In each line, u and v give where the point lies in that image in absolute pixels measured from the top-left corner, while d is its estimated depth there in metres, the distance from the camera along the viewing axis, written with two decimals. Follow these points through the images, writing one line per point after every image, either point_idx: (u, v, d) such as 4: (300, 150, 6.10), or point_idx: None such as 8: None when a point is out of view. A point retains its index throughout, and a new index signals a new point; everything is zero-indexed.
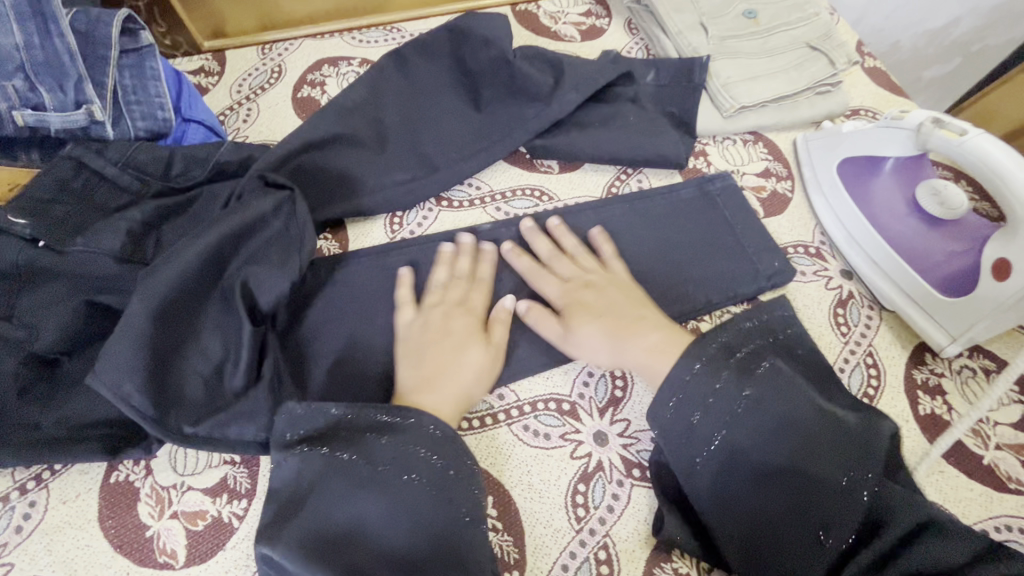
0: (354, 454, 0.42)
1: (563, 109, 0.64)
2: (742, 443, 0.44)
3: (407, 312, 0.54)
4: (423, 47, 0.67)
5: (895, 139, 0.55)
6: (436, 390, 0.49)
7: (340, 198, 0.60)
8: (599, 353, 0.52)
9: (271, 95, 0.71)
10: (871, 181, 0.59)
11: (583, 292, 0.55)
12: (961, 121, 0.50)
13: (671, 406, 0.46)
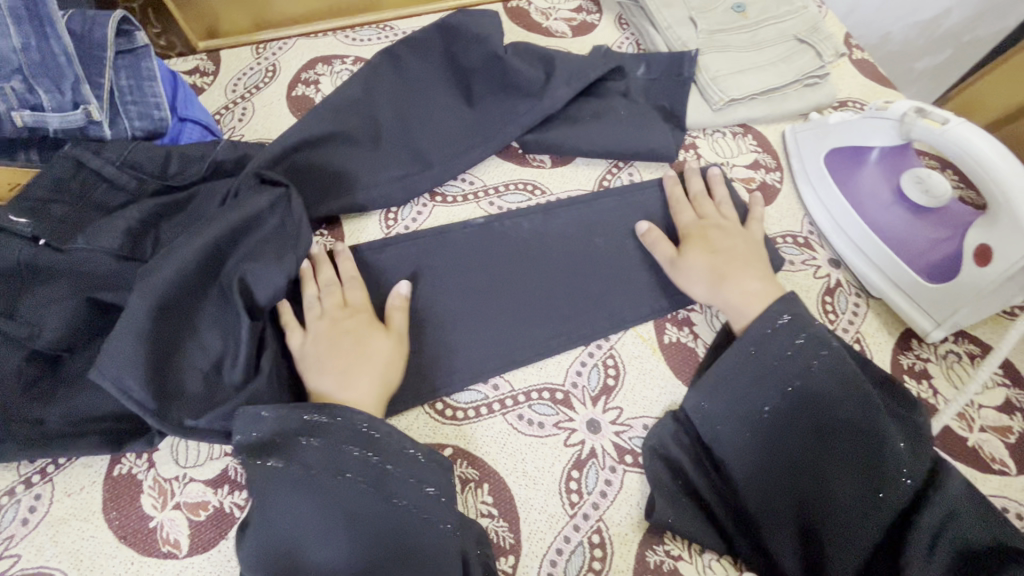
0: (287, 460, 0.43)
1: (555, 104, 0.65)
2: (803, 409, 0.47)
3: (300, 317, 0.52)
4: (416, 44, 0.67)
5: (880, 128, 0.56)
6: (355, 381, 0.49)
7: (335, 194, 0.61)
8: (696, 286, 0.55)
9: (266, 94, 0.72)
10: (857, 171, 0.60)
11: (698, 235, 0.57)
12: (942, 110, 0.51)
13: (743, 367, 0.49)
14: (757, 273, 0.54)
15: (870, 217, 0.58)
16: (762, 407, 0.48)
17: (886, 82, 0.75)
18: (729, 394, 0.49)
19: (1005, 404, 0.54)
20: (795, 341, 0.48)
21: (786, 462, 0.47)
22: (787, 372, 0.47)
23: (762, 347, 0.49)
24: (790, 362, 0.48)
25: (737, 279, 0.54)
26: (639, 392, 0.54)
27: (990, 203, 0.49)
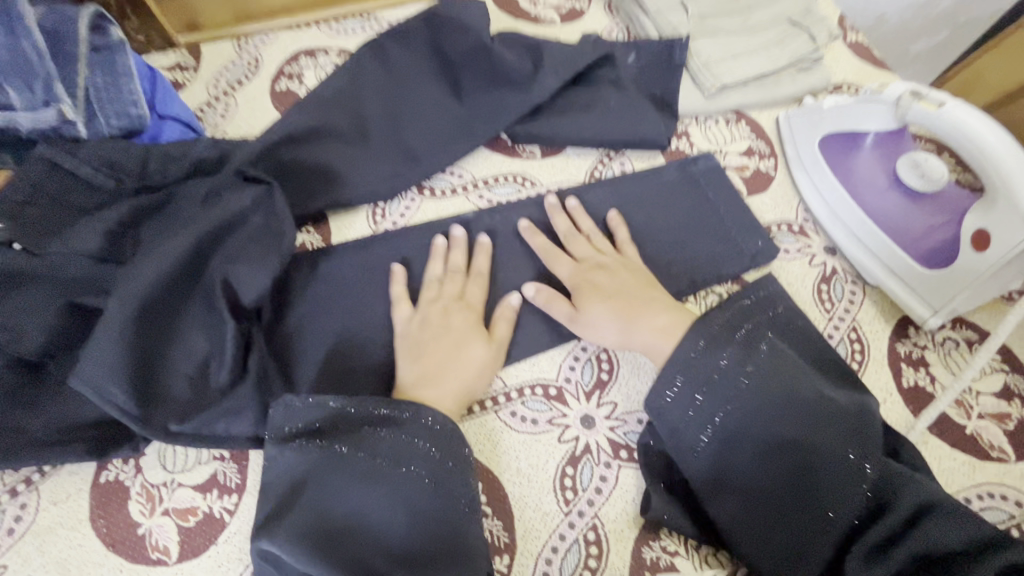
0: (358, 450, 0.43)
1: (543, 94, 0.63)
2: (742, 422, 0.45)
3: (404, 308, 0.54)
4: (401, 35, 0.66)
5: (875, 113, 0.55)
6: (439, 384, 0.49)
7: (321, 191, 0.59)
8: (607, 332, 0.52)
9: (249, 89, 0.70)
10: (851, 157, 0.59)
11: (587, 280, 0.54)
12: (938, 92, 0.50)
13: (673, 386, 0.47)
14: (662, 305, 0.52)
15: (863, 204, 0.57)
16: (705, 424, 0.46)
17: (881, 65, 0.74)
18: (668, 413, 0.47)
19: (1004, 391, 0.53)
20: (721, 359, 0.47)
21: (739, 477, 0.45)
22: (722, 388, 0.46)
23: (694, 362, 0.47)
24: (720, 382, 0.46)
25: (647, 310, 0.52)
26: (632, 386, 0.53)
27: (987, 187, 0.48)
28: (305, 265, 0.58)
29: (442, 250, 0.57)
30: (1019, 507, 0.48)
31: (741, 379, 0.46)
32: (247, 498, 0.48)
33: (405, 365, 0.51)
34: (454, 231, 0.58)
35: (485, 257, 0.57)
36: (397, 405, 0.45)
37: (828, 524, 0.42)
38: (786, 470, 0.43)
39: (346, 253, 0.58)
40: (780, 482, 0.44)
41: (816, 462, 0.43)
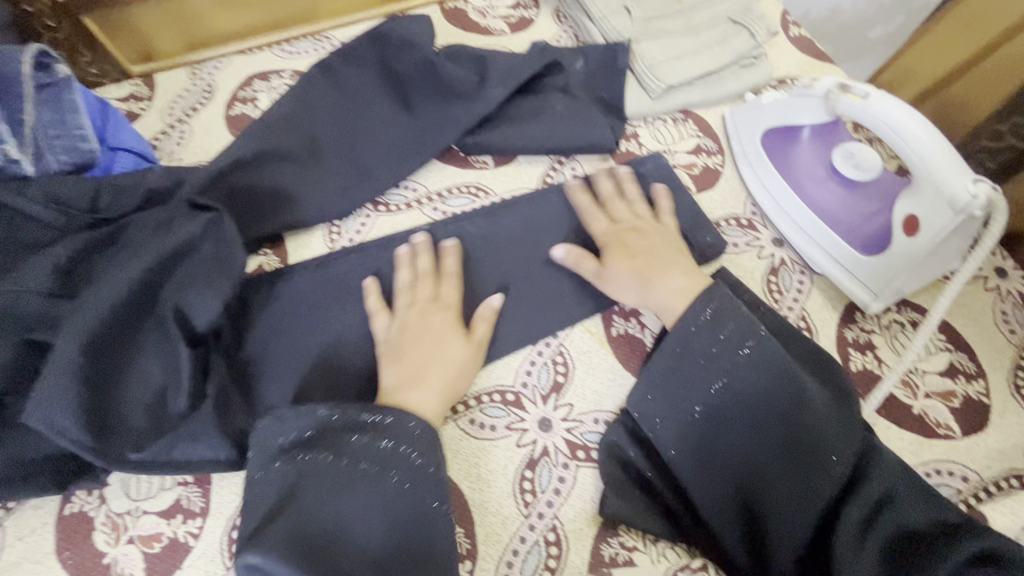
0: (342, 455, 0.43)
1: (490, 104, 0.64)
2: (730, 402, 0.47)
3: (382, 320, 0.55)
4: (348, 54, 0.67)
5: (808, 106, 0.56)
6: (423, 384, 0.50)
7: (275, 212, 0.60)
8: (627, 292, 0.55)
9: (204, 116, 0.71)
10: (792, 149, 0.60)
11: (618, 242, 0.57)
12: (863, 85, 0.51)
13: (668, 364, 0.49)
14: (679, 266, 0.55)
15: (805, 196, 0.58)
16: (694, 406, 0.48)
17: (822, 57, 0.75)
18: (657, 394, 0.49)
19: (949, 369, 0.54)
20: (718, 336, 0.48)
21: (722, 459, 0.47)
22: (707, 371, 0.48)
23: (687, 343, 0.49)
24: (710, 363, 0.48)
25: (661, 268, 0.55)
26: (588, 387, 0.54)
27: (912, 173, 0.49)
28: (263, 287, 0.58)
29: (406, 257, 0.58)
30: (965, 481, 0.49)
31: (734, 355, 0.48)
32: (211, 522, 0.49)
33: (387, 371, 0.51)
34: (416, 239, 0.59)
35: (455, 257, 0.58)
36: (377, 409, 0.46)
37: (810, 501, 0.45)
38: (768, 447, 0.46)
39: (304, 272, 0.59)
40: (767, 460, 0.46)
41: (797, 439, 0.46)
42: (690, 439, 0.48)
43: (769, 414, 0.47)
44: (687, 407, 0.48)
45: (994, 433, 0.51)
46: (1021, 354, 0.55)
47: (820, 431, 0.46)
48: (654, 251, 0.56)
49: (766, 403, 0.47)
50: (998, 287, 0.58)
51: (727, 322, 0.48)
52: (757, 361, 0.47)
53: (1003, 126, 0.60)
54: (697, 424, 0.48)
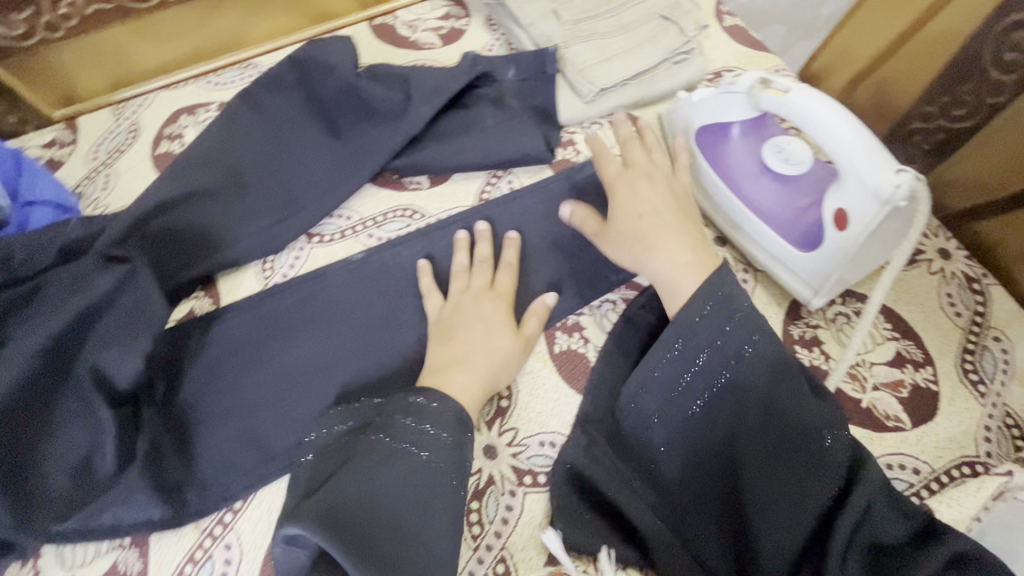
0: (387, 435, 0.44)
1: (417, 123, 0.62)
2: (726, 399, 0.46)
3: (434, 301, 0.57)
4: (270, 83, 0.65)
5: (733, 103, 0.55)
6: (465, 368, 0.50)
7: (203, 254, 0.59)
8: (624, 255, 0.54)
9: (129, 156, 0.69)
10: (724, 147, 0.58)
11: (623, 208, 0.55)
12: (783, 79, 0.50)
13: (659, 359, 0.47)
14: (685, 237, 0.52)
15: (741, 192, 0.57)
16: (692, 400, 0.46)
17: (757, 45, 0.74)
18: (651, 392, 0.47)
19: (896, 358, 0.54)
20: (723, 327, 0.46)
21: (710, 460, 0.46)
22: (706, 365, 0.46)
23: (684, 338, 0.46)
24: (704, 362, 0.46)
25: (668, 238, 0.52)
26: (533, 409, 0.53)
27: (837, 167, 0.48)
28: (196, 332, 0.57)
29: (465, 243, 0.60)
30: (916, 474, 0.49)
31: (737, 349, 0.46)
32: None
33: (436, 351, 0.53)
34: (477, 226, 0.61)
35: (514, 248, 0.59)
36: (422, 392, 0.47)
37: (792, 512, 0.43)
38: (755, 450, 0.45)
39: (238, 313, 0.58)
40: (754, 465, 0.44)
41: (785, 444, 0.44)
42: (686, 439, 0.47)
43: (764, 418, 0.45)
44: (685, 403, 0.47)
45: (944, 421, 0.51)
46: (968, 336, 0.54)
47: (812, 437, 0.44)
48: (663, 215, 0.53)
49: (759, 403, 0.45)
50: (942, 270, 0.58)
51: (733, 313, 0.46)
52: (762, 361, 0.45)
53: (932, 108, 0.58)
54: (692, 423, 0.47)
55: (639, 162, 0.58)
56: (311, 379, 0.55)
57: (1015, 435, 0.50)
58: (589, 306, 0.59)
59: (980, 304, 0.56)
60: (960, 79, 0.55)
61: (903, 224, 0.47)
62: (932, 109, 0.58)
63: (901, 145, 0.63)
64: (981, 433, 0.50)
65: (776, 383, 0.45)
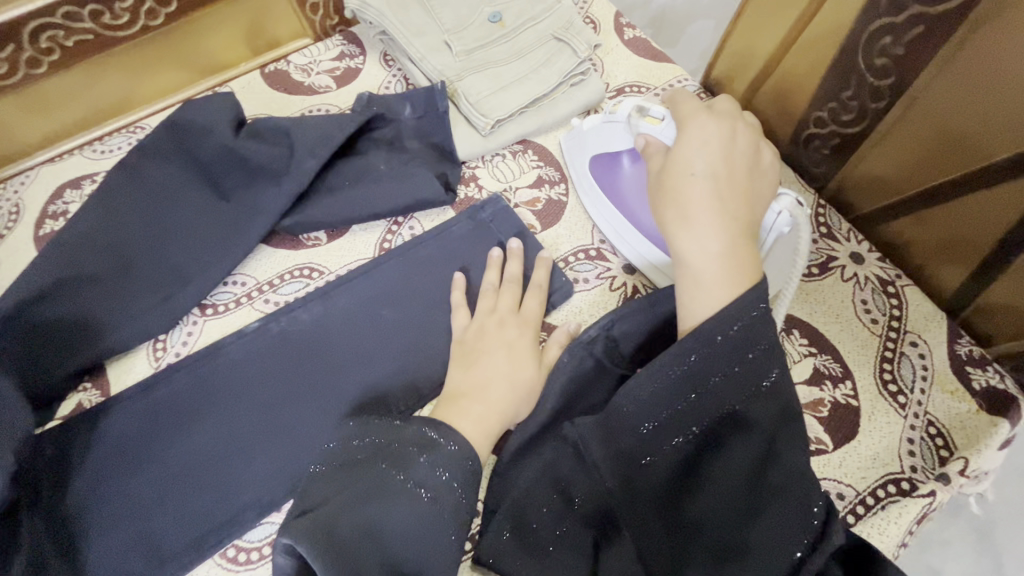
0: (403, 472, 0.42)
1: (302, 178, 0.59)
2: (730, 432, 0.43)
3: (462, 315, 0.57)
4: (149, 150, 0.61)
5: (617, 131, 0.56)
6: (484, 398, 0.50)
7: (84, 343, 0.55)
8: (662, 212, 0.49)
9: (12, 241, 0.65)
10: (617, 174, 0.59)
11: (682, 170, 0.48)
12: (657, 109, 0.52)
13: (665, 373, 0.43)
14: (736, 221, 0.46)
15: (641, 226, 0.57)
16: (688, 428, 0.43)
17: (659, 57, 0.73)
18: (645, 411, 0.44)
19: (814, 376, 0.52)
20: (745, 355, 0.43)
21: (690, 493, 0.42)
22: (710, 387, 0.43)
23: (693, 360, 0.43)
24: (713, 393, 0.43)
25: (721, 217, 0.46)
26: None
27: (753, 183, 0.48)
28: (81, 430, 0.53)
29: (498, 260, 0.59)
30: (841, 500, 0.46)
31: (749, 386, 0.43)
32: None
33: (457, 373, 0.53)
34: (509, 244, 0.60)
35: (545, 269, 0.58)
36: (439, 428, 0.46)
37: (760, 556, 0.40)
38: (739, 489, 0.41)
39: (127, 404, 0.55)
40: (727, 499, 0.41)
41: (769, 482, 0.41)
42: (670, 468, 0.43)
43: (751, 451, 0.42)
44: (680, 429, 0.44)
45: (864, 439, 0.49)
46: (885, 344, 0.53)
47: (797, 476, 0.41)
48: (723, 187, 0.47)
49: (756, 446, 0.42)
50: (856, 275, 0.56)
51: (756, 341, 0.43)
52: (762, 393, 0.43)
53: (824, 113, 0.57)
54: (680, 452, 0.44)
55: (722, 115, 0.51)
56: (203, 466, 0.53)
57: (939, 446, 0.48)
58: None
59: (896, 308, 0.54)
60: (842, 85, 0.54)
61: (790, 252, 0.51)
62: (823, 113, 0.57)
63: (803, 149, 0.61)
64: (904, 447, 0.48)
65: (783, 423, 0.43)
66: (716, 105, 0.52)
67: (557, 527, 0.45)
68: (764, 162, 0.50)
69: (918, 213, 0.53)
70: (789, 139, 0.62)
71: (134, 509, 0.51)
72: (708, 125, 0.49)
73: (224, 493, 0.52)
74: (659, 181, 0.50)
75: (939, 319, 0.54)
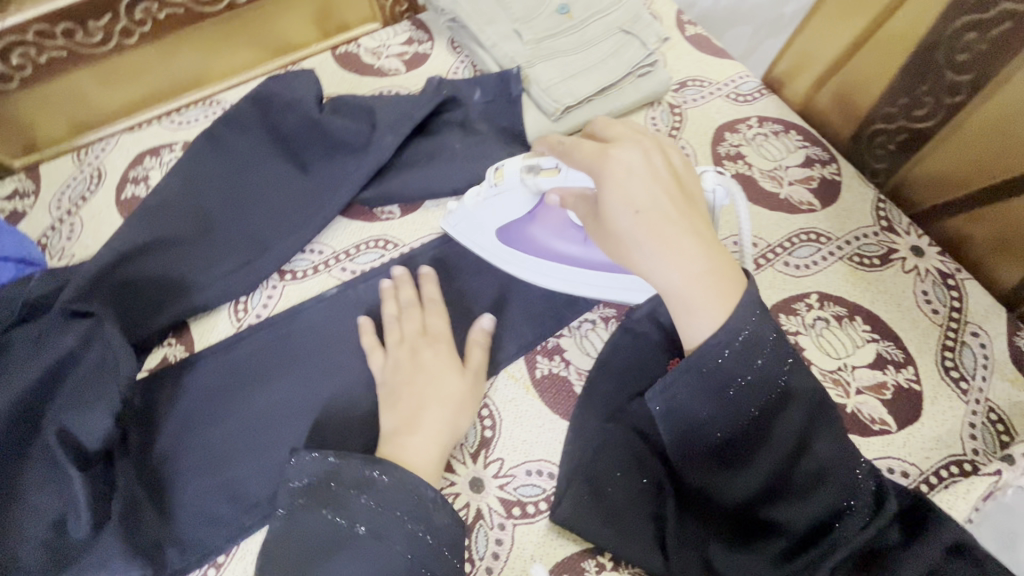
0: (338, 515, 0.43)
1: (382, 154, 0.62)
2: (760, 435, 0.41)
3: (377, 355, 0.55)
4: (233, 121, 0.64)
5: (516, 194, 0.56)
6: (419, 432, 0.49)
7: (171, 300, 0.57)
8: (634, 249, 0.45)
9: (94, 203, 0.68)
10: (536, 231, 0.60)
11: (629, 205, 0.45)
12: (547, 161, 0.53)
13: (683, 381, 0.41)
14: (695, 237, 0.44)
15: (580, 262, 0.58)
16: (714, 432, 0.41)
17: (720, 54, 0.75)
18: (671, 419, 0.42)
19: (877, 360, 0.53)
20: (753, 363, 0.40)
21: (730, 489, 0.42)
22: (734, 395, 0.40)
23: (713, 368, 0.40)
24: (734, 400, 0.40)
25: (679, 240, 0.43)
26: (518, 437, 0.52)
27: (683, 185, 0.47)
28: (168, 383, 0.55)
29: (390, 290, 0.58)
30: (906, 477, 0.48)
31: (770, 386, 0.41)
32: None
33: (385, 416, 0.51)
34: (395, 272, 0.60)
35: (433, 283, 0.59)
36: (379, 463, 0.46)
37: (815, 540, 0.39)
38: (778, 480, 0.40)
39: (212, 359, 0.57)
40: (773, 487, 0.40)
41: (810, 472, 0.40)
42: (704, 467, 0.43)
43: (788, 444, 0.40)
44: (707, 433, 0.41)
45: (928, 422, 0.51)
46: (946, 333, 0.54)
47: (837, 462, 0.40)
48: (665, 211, 0.44)
49: (787, 442, 0.40)
50: (917, 267, 0.58)
51: (764, 346, 0.40)
52: (783, 394, 0.41)
53: (893, 109, 0.58)
54: (715, 454, 0.42)
55: (623, 138, 0.48)
56: (279, 423, 0.54)
57: (1000, 431, 0.50)
58: (567, 329, 0.59)
59: (956, 300, 0.56)
60: (917, 82, 0.55)
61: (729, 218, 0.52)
62: (892, 109, 0.58)
63: (866, 146, 0.63)
64: (966, 431, 0.50)
65: (808, 416, 0.41)
66: (605, 132, 0.50)
67: (629, 490, 0.47)
68: (679, 164, 0.47)
69: (981, 209, 0.55)
70: (849, 137, 0.65)
71: (218, 461, 0.52)
72: (620, 155, 0.46)
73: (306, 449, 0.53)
74: (602, 227, 0.48)
75: (999, 312, 0.55)
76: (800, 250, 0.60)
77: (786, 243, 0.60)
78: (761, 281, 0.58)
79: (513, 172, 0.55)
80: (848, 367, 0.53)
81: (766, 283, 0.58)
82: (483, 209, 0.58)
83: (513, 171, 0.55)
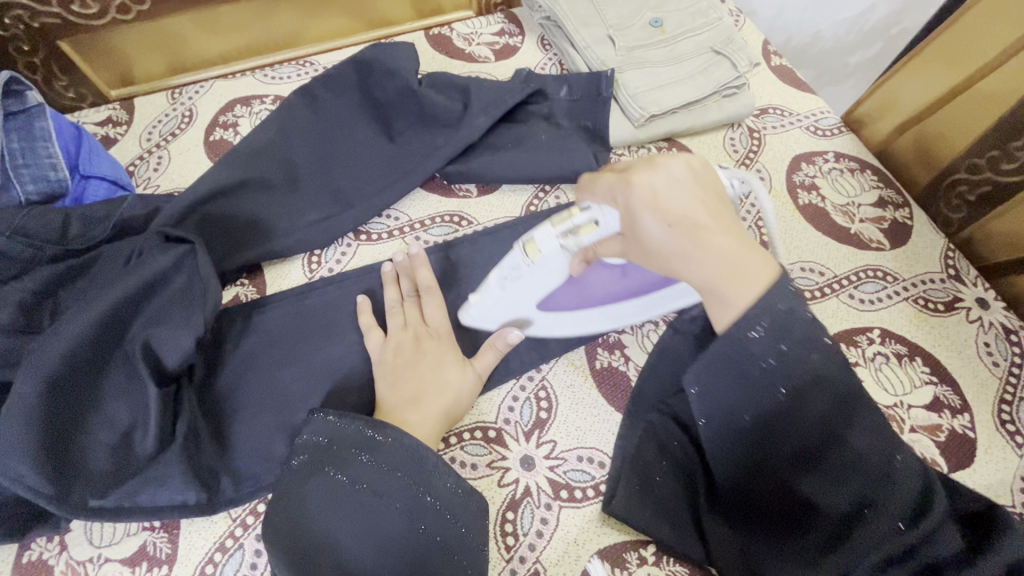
0: (341, 472, 0.44)
1: (470, 134, 0.65)
2: (790, 425, 0.38)
3: (375, 336, 0.55)
4: (331, 81, 0.66)
5: (552, 265, 0.51)
6: (430, 401, 0.50)
7: (253, 241, 0.59)
8: (664, 257, 0.43)
9: (182, 141, 0.70)
10: (567, 295, 0.55)
11: (655, 215, 0.42)
12: (580, 217, 0.47)
13: (719, 371, 0.39)
14: (727, 237, 0.41)
15: (623, 297, 0.55)
16: (742, 413, 0.40)
17: (801, 87, 0.77)
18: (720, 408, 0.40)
19: (934, 403, 0.54)
20: (779, 347, 0.37)
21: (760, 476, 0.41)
22: (772, 380, 0.38)
23: (741, 350, 0.38)
24: (761, 380, 0.38)
25: (712, 243, 0.41)
26: (573, 422, 0.53)
27: (710, 189, 0.44)
28: (238, 319, 0.57)
29: (393, 274, 0.59)
30: None
31: (798, 372, 0.37)
32: (177, 569, 0.46)
33: (384, 389, 0.52)
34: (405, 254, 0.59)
35: None
36: (379, 427, 0.47)
37: (846, 530, 0.38)
38: (800, 462, 0.38)
39: (281, 304, 0.58)
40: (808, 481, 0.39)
41: (845, 467, 0.37)
42: (729, 447, 0.42)
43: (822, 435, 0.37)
44: (735, 416, 0.40)
45: (981, 467, 0.51)
46: (1006, 387, 0.55)
47: (879, 460, 0.37)
48: (697, 218, 0.42)
49: (815, 432, 0.37)
50: (981, 319, 0.59)
51: (791, 330, 0.37)
52: (818, 379, 0.37)
53: (980, 160, 0.59)
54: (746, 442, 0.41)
55: (638, 162, 0.46)
56: (339, 375, 0.55)
57: None
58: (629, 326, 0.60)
59: (1018, 356, 0.57)
60: (1011, 135, 0.56)
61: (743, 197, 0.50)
62: (980, 161, 0.59)
63: (944, 196, 0.64)
64: (1017, 484, 0.50)
65: (839, 405, 0.37)
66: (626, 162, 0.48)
67: (681, 501, 0.48)
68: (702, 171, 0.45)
69: None
70: (927, 186, 0.66)
71: (275, 402, 0.53)
72: (643, 173, 0.44)
73: (365, 402, 0.54)
74: (637, 246, 0.45)
75: None
76: (866, 286, 0.61)
77: (852, 277, 0.61)
78: (825, 309, 0.59)
79: (548, 245, 0.49)
80: (902, 402, 0.54)
81: (831, 312, 0.59)
82: (510, 290, 0.53)
83: (547, 245, 0.49)
